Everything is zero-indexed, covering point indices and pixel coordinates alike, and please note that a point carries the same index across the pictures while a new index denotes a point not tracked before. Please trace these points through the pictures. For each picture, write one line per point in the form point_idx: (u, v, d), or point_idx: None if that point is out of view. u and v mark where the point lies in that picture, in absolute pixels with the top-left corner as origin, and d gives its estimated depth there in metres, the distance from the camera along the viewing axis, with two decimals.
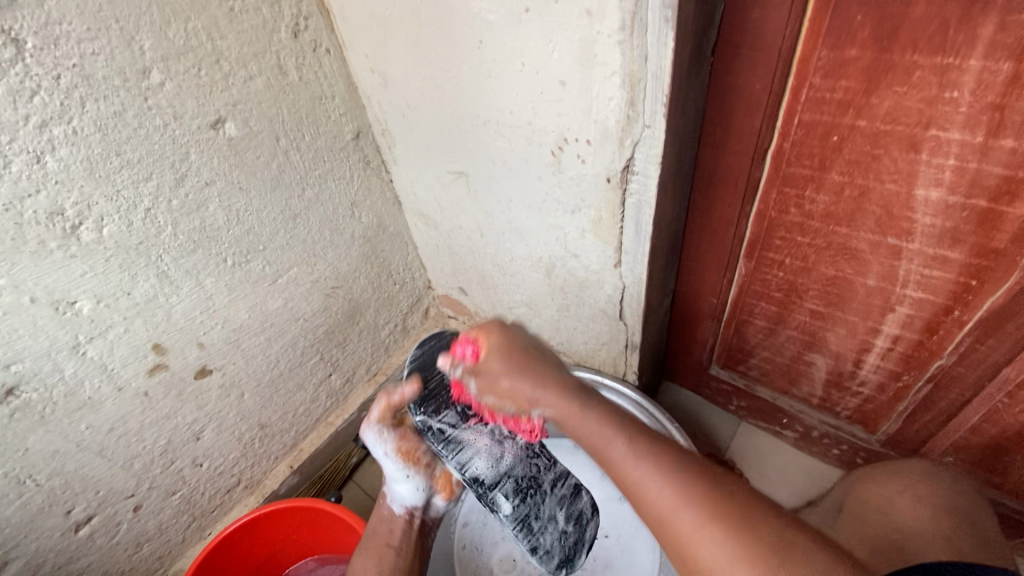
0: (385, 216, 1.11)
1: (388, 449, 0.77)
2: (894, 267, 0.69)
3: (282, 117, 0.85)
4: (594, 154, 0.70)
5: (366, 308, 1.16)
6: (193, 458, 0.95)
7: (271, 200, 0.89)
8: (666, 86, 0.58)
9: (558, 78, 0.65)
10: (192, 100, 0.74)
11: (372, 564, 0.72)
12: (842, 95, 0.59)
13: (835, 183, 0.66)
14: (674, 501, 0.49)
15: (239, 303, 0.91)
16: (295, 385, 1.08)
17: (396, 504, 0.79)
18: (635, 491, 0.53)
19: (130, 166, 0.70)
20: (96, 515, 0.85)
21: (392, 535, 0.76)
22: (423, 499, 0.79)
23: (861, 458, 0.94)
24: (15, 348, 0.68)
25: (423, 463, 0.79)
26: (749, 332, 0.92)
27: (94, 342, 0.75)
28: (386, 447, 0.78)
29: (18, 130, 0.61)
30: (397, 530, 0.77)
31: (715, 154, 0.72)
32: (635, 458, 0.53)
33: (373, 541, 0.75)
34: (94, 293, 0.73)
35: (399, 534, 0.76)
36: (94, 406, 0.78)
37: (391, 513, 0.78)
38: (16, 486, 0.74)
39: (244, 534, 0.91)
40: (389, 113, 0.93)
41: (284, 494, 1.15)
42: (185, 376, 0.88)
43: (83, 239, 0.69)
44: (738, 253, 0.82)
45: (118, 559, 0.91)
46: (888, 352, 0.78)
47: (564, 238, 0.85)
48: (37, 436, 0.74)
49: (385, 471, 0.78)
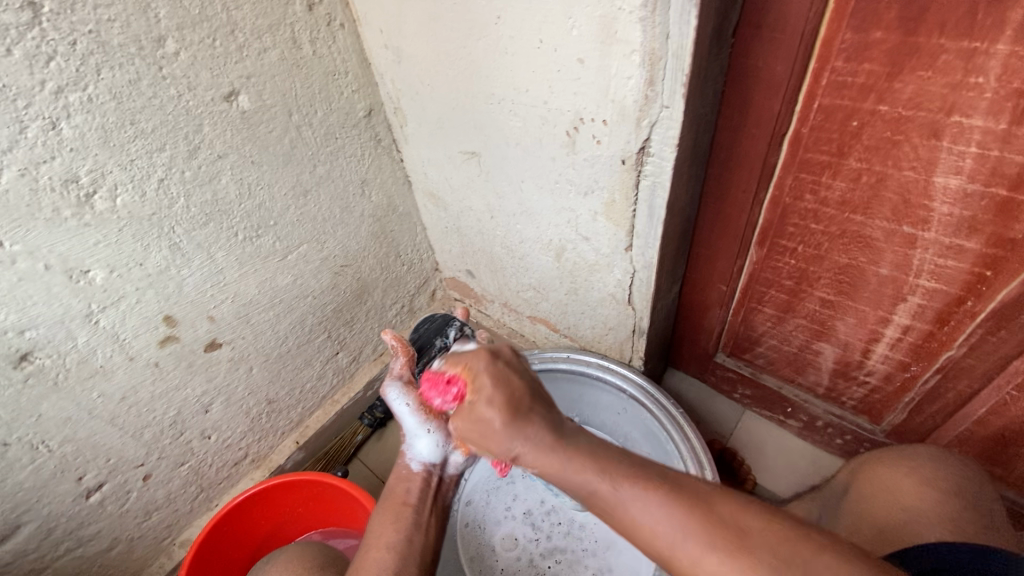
0: (395, 195, 1.11)
1: (409, 403, 0.76)
2: (908, 256, 0.68)
3: (295, 91, 0.85)
4: (609, 135, 0.69)
5: (374, 288, 1.16)
6: (201, 430, 0.96)
7: (282, 175, 0.88)
8: (687, 65, 0.57)
9: (576, 55, 0.64)
10: (206, 71, 0.73)
11: (390, 521, 0.66)
12: (864, 79, 0.58)
13: (852, 170, 0.65)
14: (646, 522, 0.45)
15: (249, 279, 0.91)
16: (302, 361, 1.09)
17: (414, 461, 0.74)
18: (642, 540, 0.46)
19: (144, 135, 0.70)
20: (107, 483, 0.86)
21: (410, 493, 0.71)
22: (442, 455, 0.76)
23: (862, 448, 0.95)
24: (30, 315, 0.68)
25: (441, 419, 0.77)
26: (757, 320, 0.92)
27: (107, 311, 0.75)
28: (408, 402, 0.77)
29: (34, 96, 0.60)
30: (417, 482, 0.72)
31: (731, 137, 0.71)
32: (635, 506, 0.45)
33: (390, 504, 0.69)
34: (106, 263, 0.73)
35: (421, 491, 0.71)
36: (106, 374, 0.79)
37: (409, 470, 0.74)
38: (30, 452, 0.75)
39: (252, 504, 0.93)
40: (401, 91, 0.93)
41: (289, 469, 1.16)
42: (195, 348, 0.88)
43: (97, 208, 0.69)
44: (750, 239, 0.82)
45: (127, 527, 0.93)
46: (897, 342, 0.78)
47: (575, 221, 0.85)
48: (50, 402, 0.74)
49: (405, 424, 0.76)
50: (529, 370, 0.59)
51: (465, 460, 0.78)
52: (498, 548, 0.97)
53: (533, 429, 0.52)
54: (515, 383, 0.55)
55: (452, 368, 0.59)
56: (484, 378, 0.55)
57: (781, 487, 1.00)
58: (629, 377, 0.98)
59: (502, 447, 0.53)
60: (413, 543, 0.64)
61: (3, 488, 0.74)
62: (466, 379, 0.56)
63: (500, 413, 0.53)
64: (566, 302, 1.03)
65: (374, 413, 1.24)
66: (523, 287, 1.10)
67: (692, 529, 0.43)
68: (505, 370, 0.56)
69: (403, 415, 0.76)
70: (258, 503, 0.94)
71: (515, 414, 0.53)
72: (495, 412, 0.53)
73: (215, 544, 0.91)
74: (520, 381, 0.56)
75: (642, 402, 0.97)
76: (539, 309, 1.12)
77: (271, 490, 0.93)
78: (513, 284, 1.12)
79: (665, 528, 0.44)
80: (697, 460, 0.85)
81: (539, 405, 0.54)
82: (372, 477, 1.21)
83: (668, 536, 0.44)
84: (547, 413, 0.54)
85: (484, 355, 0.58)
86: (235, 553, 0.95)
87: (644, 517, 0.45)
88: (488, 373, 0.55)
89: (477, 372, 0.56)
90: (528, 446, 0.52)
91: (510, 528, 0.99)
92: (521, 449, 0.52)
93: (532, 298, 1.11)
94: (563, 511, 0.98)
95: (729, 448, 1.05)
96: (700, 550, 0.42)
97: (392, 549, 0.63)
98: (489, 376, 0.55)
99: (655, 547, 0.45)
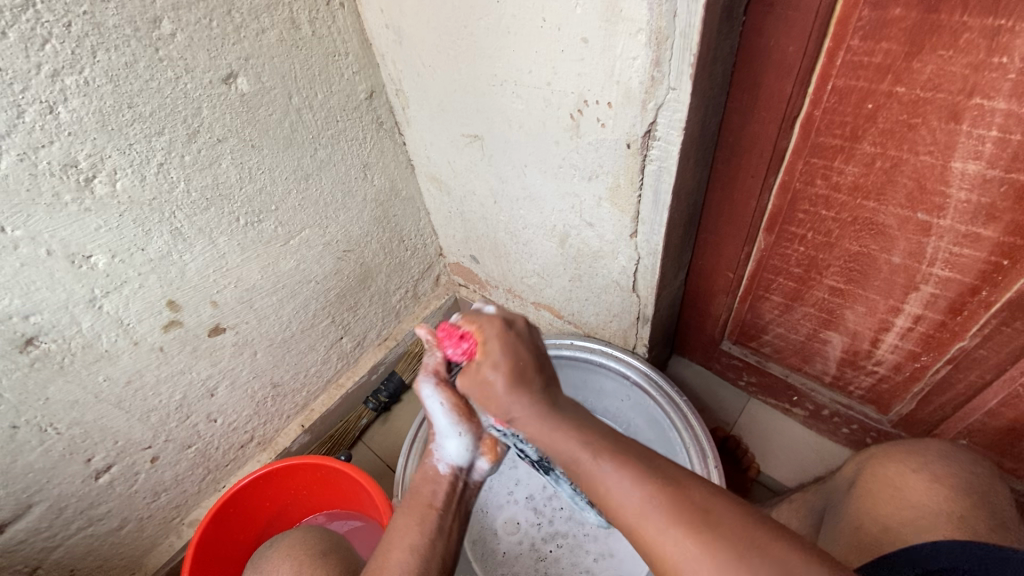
0: (398, 179, 1.10)
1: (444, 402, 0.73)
2: (922, 244, 0.66)
3: (295, 73, 0.83)
4: (615, 118, 0.68)
5: (377, 273, 1.16)
6: (207, 413, 0.97)
7: (283, 159, 0.87)
8: (695, 45, 0.55)
9: (580, 34, 0.62)
10: (204, 52, 0.72)
11: (414, 524, 0.63)
12: (881, 59, 0.55)
13: (866, 154, 0.63)
14: (620, 493, 0.45)
15: (252, 264, 0.91)
16: (306, 346, 1.09)
17: (442, 462, 0.71)
18: (614, 512, 0.46)
19: (142, 119, 0.69)
20: (116, 464, 0.88)
21: (435, 496, 0.67)
22: (470, 460, 0.73)
23: (868, 438, 0.94)
24: (34, 299, 0.69)
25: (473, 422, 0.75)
26: (764, 308, 0.91)
27: (110, 296, 0.76)
28: (442, 399, 0.74)
29: (30, 79, 0.60)
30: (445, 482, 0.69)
31: (740, 120, 0.69)
32: (609, 477, 0.46)
33: (411, 507, 0.65)
34: (108, 248, 0.73)
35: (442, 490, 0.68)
36: (112, 358, 0.80)
37: (436, 473, 0.70)
38: (39, 434, 0.76)
39: (258, 487, 0.94)
40: (403, 73, 0.91)
41: (296, 451, 1.18)
42: (199, 333, 0.89)
43: (97, 192, 0.69)
44: (758, 226, 0.80)
45: (136, 507, 0.95)
46: (908, 332, 0.76)
47: (580, 206, 0.84)
48: (57, 386, 0.75)
49: (438, 423, 0.73)
50: (542, 348, 0.60)
51: (490, 468, 0.75)
52: (501, 532, 0.98)
53: (531, 394, 0.55)
54: (521, 351, 0.58)
55: (468, 324, 0.61)
56: (493, 343, 0.57)
57: (785, 476, 1.00)
58: (633, 365, 0.97)
59: (500, 408, 0.56)
60: (435, 548, 0.60)
61: (13, 469, 0.75)
62: (477, 341, 0.59)
63: (502, 375, 0.56)
64: (570, 289, 1.02)
65: (379, 397, 1.25)
66: (527, 273, 1.09)
67: (662, 507, 0.43)
68: (515, 337, 0.59)
69: (437, 412, 0.74)
70: (263, 485, 0.95)
71: (518, 377, 0.55)
72: (499, 372, 0.56)
73: (222, 525, 0.93)
74: (528, 352, 0.58)
75: (646, 390, 0.96)
76: (543, 296, 1.11)
77: (277, 471, 0.94)
78: (517, 271, 1.11)
79: (635, 505, 0.44)
80: (700, 449, 0.85)
81: (541, 378, 0.57)
82: (377, 460, 1.22)
83: (636, 510, 0.44)
84: (546, 385, 0.56)
85: (499, 321, 0.60)
86: (241, 534, 0.96)
87: (620, 490, 0.46)
88: (498, 339, 0.58)
89: (488, 336, 0.58)
90: (523, 409, 0.54)
91: (514, 513, 0.99)
92: (517, 412, 0.54)
93: (536, 284, 1.10)
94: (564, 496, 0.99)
95: (733, 436, 1.04)
96: (665, 530, 0.42)
97: (413, 552, 0.59)
98: (499, 342, 0.57)
99: (624, 522, 0.45)
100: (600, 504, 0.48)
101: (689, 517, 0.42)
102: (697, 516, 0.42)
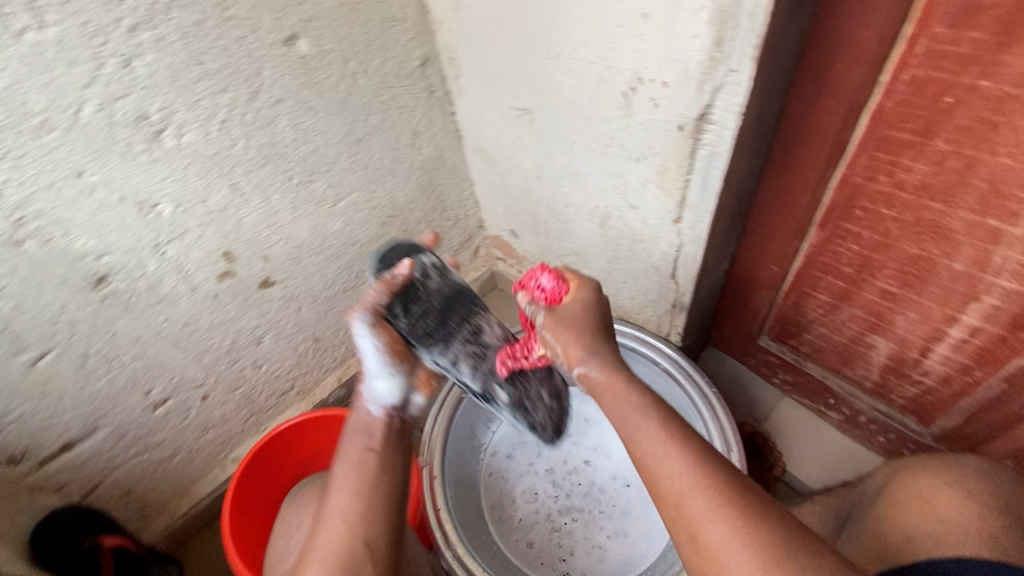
0: (445, 149, 1.11)
1: (376, 342, 0.66)
2: (988, 252, 0.62)
3: (353, 38, 0.84)
4: (669, 99, 0.66)
5: (419, 240, 1.18)
6: (254, 360, 1.04)
7: (337, 123, 0.90)
8: (761, 26, 0.53)
9: (640, 10, 0.60)
10: (269, 13, 0.74)
11: (349, 464, 0.59)
12: (968, 49, 0.51)
13: (938, 152, 0.59)
14: (667, 467, 0.51)
15: (302, 222, 0.95)
16: (348, 305, 1.14)
17: (373, 405, 0.65)
18: (658, 487, 0.51)
19: (209, 77, 0.73)
20: (171, 398, 0.95)
21: (373, 435, 0.62)
22: (405, 397, 0.66)
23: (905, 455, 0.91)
24: (107, 240, 0.75)
25: (404, 360, 0.68)
26: (808, 306, 0.88)
27: (173, 243, 0.81)
28: (375, 340, 0.66)
29: (112, 33, 0.63)
30: (375, 432, 0.62)
31: (804, 108, 0.66)
32: (659, 453, 0.52)
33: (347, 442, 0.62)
34: (173, 198, 0.78)
35: (380, 434, 0.62)
36: (172, 301, 0.86)
37: (368, 417, 0.64)
38: (107, 364, 0.84)
39: (296, 432, 1.01)
40: (458, 41, 0.91)
41: (331, 404, 1.24)
42: (250, 284, 0.94)
43: (165, 144, 0.73)
44: (811, 220, 0.76)
45: (187, 439, 1.03)
46: (962, 344, 0.72)
47: (624, 187, 0.82)
48: (123, 321, 0.82)
49: (366, 363, 0.66)
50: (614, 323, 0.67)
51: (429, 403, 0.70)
52: (518, 499, 1.01)
53: (609, 358, 0.60)
54: (607, 317, 0.64)
55: (569, 274, 0.67)
56: (584, 297, 0.64)
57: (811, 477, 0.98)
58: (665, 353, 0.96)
59: (572, 360, 0.62)
60: (378, 490, 0.57)
61: (84, 393, 0.83)
62: (572, 290, 0.65)
63: (586, 332, 0.61)
64: (607, 271, 1.01)
65: None
66: (565, 252, 1.09)
67: (715, 492, 0.48)
68: (604, 300, 0.65)
69: (366, 352, 0.67)
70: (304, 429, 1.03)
71: (596, 337, 0.62)
72: (583, 330, 0.62)
73: (262, 463, 0.99)
74: (610, 318, 0.64)
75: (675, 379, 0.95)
76: None
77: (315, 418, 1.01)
78: (555, 249, 1.11)
79: (682, 483, 0.49)
80: (726, 442, 0.84)
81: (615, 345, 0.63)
82: None
83: (680, 488, 0.49)
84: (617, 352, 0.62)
85: (594, 283, 0.67)
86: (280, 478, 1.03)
87: (669, 464, 0.51)
88: (592, 296, 0.65)
89: (583, 289, 0.65)
90: (598, 364, 0.60)
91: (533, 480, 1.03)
92: (588, 366, 0.60)
93: (573, 263, 1.09)
94: (585, 473, 1.02)
95: (761, 433, 1.02)
96: (709, 512, 0.48)
97: (355, 496, 0.57)
98: (589, 300, 0.64)
99: (665, 492, 0.51)
100: (642, 472, 0.53)
101: (733, 504, 0.47)
102: (741, 508, 0.47)
